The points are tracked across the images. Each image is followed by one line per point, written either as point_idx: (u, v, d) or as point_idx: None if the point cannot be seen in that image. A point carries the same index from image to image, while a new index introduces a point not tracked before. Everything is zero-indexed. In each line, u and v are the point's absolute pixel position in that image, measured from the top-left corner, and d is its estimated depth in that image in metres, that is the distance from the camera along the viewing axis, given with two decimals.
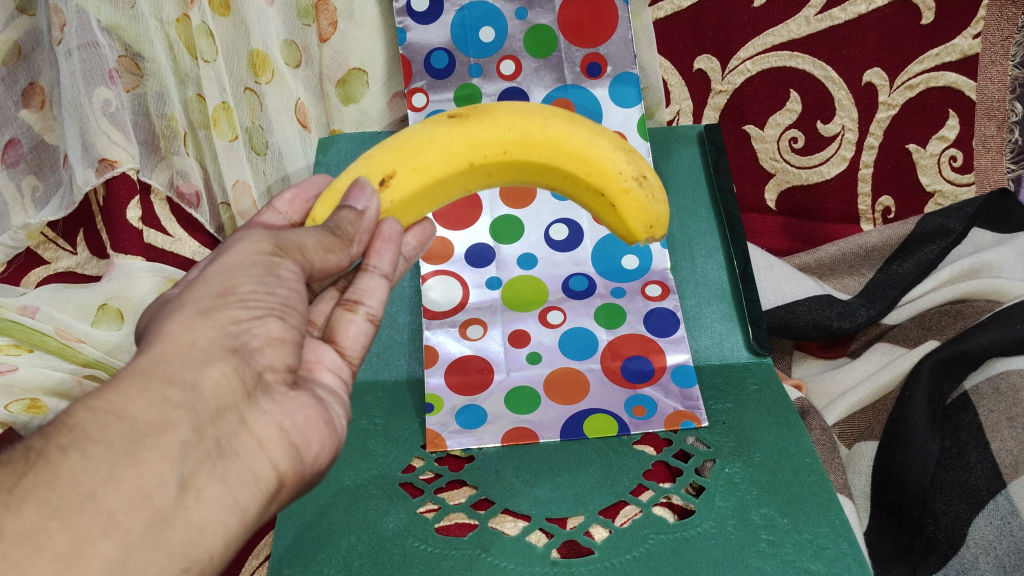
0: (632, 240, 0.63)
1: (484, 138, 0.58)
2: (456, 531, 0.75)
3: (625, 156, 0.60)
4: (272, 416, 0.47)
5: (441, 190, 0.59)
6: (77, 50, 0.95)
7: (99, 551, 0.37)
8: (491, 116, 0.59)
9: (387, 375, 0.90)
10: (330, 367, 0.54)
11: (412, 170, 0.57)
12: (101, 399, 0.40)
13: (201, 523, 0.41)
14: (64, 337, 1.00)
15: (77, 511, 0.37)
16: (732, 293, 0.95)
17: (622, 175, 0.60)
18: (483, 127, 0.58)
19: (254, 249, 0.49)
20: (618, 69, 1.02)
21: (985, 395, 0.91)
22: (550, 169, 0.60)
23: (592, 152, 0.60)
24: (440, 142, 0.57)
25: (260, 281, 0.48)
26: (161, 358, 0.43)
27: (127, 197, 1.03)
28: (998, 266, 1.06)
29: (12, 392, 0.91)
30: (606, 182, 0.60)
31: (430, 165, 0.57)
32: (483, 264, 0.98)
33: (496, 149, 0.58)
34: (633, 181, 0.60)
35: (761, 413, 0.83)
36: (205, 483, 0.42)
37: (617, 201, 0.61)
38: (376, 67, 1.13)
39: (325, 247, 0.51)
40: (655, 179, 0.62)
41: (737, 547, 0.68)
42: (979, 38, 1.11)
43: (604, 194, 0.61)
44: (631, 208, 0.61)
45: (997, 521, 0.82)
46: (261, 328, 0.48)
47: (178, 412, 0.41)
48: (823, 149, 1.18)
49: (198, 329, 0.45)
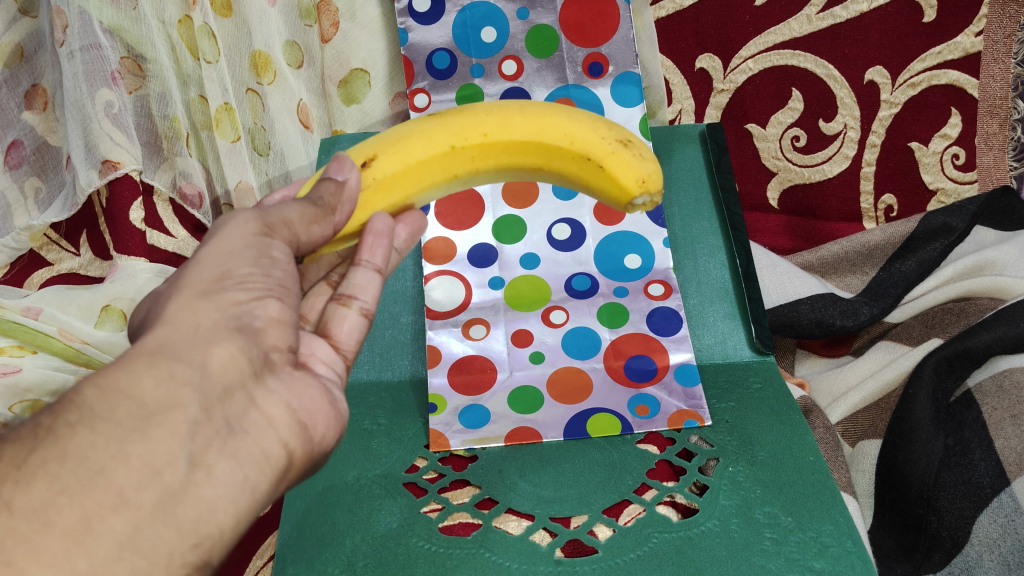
0: (626, 202, 0.60)
1: (463, 123, 0.58)
2: (461, 530, 0.76)
3: (605, 124, 0.59)
4: (279, 395, 0.47)
5: (426, 178, 0.58)
6: (79, 52, 0.95)
7: (109, 528, 0.37)
8: (468, 109, 0.59)
9: (390, 375, 0.90)
10: (324, 360, 0.54)
11: (392, 154, 0.56)
12: (109, 378, 0.40)
13: (211, 500, 0.41)
14: (67, 338, 0.97)
15: (86, 486, 0.37)
16: (734, 290, 0.95)
17: (606, 140, 0.59)
18: (461, 116, 0.58)
19: (242, 231, 0.49)
20: (619, 68, 1.02)
21: (988, 393, 0.91)
22: (534, 147, 0.59)
23: (572, 126, 0.59)
24: (419, 131, 0.57)
25: (256, 264, 0.48)
26: (167, 340, 0.43)
27: (129, 199, 1.04)
28: (1001, 264, 1.05)
29: (16, 393, 0.89)
30: (588, 146, 0.58)
31: (411, 149, 0.57)
32: (486, 264, 0.98)
33: (476, 132, 0.58)
34: (617, 143, 0.59)
35: (764, 410, 0.83)
36: (215, 460, 0.42)
37: (605, 161, 0.58)
38: (377, 68, 1.13)
39: (308, 219, 0.51)
40: (641, 143, 0.60)
41: (742, 546, 0.68)
42: (981, 35, 1.11)
43: (590, 159, 0.59)
44: (620, 165, 0.58)
45: (1001, 518, 0.81)
46: (261, 309, 0.48)
47: (186, 390, 0.42)
48: (825, 148, 1.18)
49: (200, 310, 0.45)
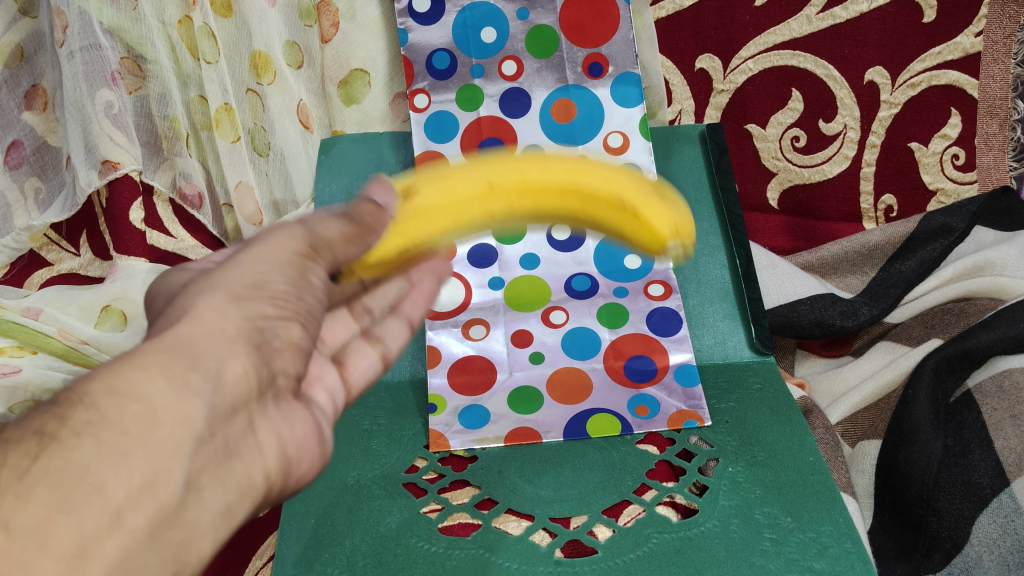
0: (657, 251, 0.51)
1: (479, 163, 0.51)
2: (461, 531, 0.75)
3: (639, 166, 0.53)
4: (273, 425, 0.43)
5: (429, 225, 0.49)
6: (79, 52, 0.98)
7: (102, 551, 0.33)
8: (486, 150, 0.52)
9: (389, 375, 0.91)
10: (328, 389, 0.50)
11: (396, 195, 0.50)
12: (118, 377, 0.36)
13: (196, 527, 0.37)
14: (67, 340, 0.97)
15: (81, 499, 0.33)
16: (734, 291, 0.96)
17: (639, 180, 0.52)
18: (477, 157, 0.52)
19: (286, 246, 0.45)
20: (619, 69, 1.02)
21: (988, 393, 0.91)
22: (558, 190, 0.51)
23: (603, 166, 0.52)
24: (430, 177, 0.51)
25: (291, 283, 0.44)
26: (188, 339, 0.39)
27: (129, 199, 1.05)
28: (1001, 264, 1.05)
29: (16, 392, 0.87)
30: (619, 192, 0.51)
31: (418, 194, 0.50)
32: (486, 264, 0.97)
33: (492, 173, 0.50)
34: (652, 191, 0.52)
35: (764, 410, 0.83)
36: (208, 485, 0.38)
37: (636, 203, 0.51)
38: (378, 68, 1.12)
39: (349, 239, 0.46)
40: (676, 193, 0.53)
41: (742, 546, 0.68)
42: (981, 36, 1.11)
43: (622, 203, 0.51)
44: (655, 209, 0.51)
45: (1000, 519, 0.81)
46: (284, 331, 0.43)
47: (196, 404, 0.37)
48: (825, 148, 1.18)
49: (228, 315, 0.41)
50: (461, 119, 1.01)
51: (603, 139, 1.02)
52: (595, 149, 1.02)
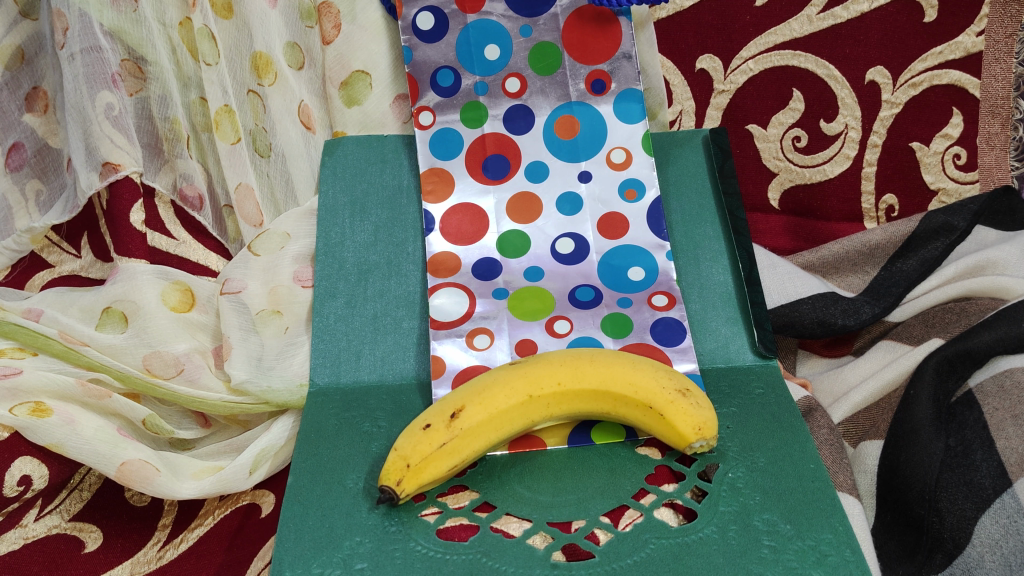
0: (685, 445, 0.76)
1: (540, 375, 0.79)
2: (458, 534, 0.73)
3: (668, 380, 0.78)
4: None
5: (507, 423, 0.77)
6: (80, 55, 1.00)
7: None
8: (545, 359, 0.81)
9: (392, 377, 0.93)
10: None
11: (479, 404, 0.77)
12: None
13: None
14: (69, 341, 0.91)
15: None
16: (736, 295, 0.98)
17: (666, 391, 0.77)
18: (538, 366, 0.80)
19: None
20: (622, 85, 1.02)
21: (989, 393, 0.90)
22: (599, 393, 0.79)
23: (634, 376, 0.79)
24: (505, 380, 0.79)
25: None
26: None
27: (129, 201, 1.04)
28: (1002, 264, 1.06)
29: (16, 395, 0.86)
30: (654, 396, 0.77)
31: (496, 400, 0.77)
32: (491, 276, 0.98)
33: (551, 380, 0.79)
34: (677, 394, 0.77)
35: (765, 417, 0.84)
36: None
37: (666, 410, 0.76)
38: (379, 70, 1.08)
39: None
40: (697, 395, 0.78)
41: (738, 553, 0.68)
42: (983, 35, 1.12)
43: (653, 406, 0.77)
44: (678, 414, 0.76)
45: (1004, 520, 0.80)
46: None
47: None
48: (826, 148, 1.17)
49: None
50: (466, 136, 1.02)
51: (605, 154, 1.02)
52: (597, 164, 1.02)
